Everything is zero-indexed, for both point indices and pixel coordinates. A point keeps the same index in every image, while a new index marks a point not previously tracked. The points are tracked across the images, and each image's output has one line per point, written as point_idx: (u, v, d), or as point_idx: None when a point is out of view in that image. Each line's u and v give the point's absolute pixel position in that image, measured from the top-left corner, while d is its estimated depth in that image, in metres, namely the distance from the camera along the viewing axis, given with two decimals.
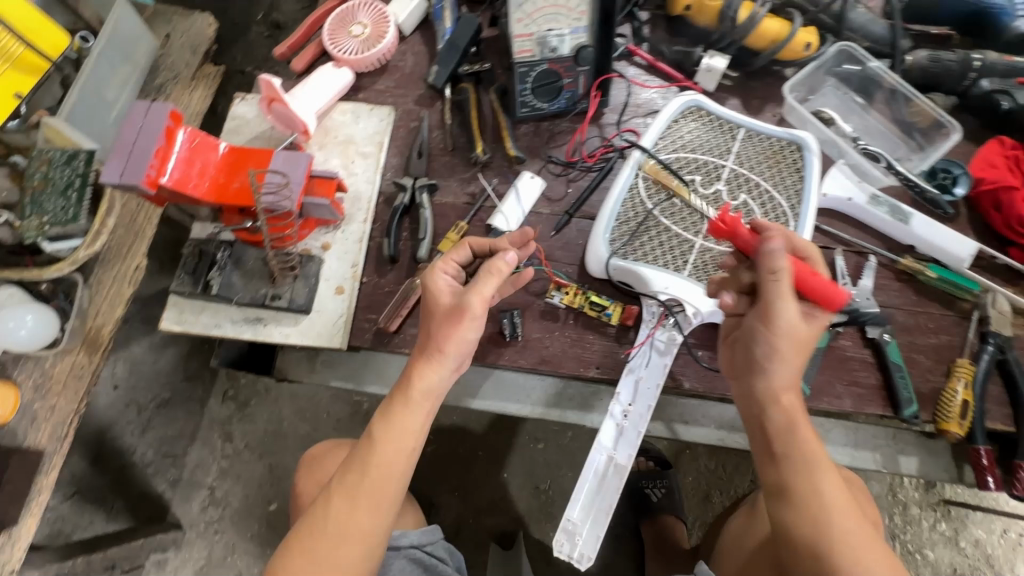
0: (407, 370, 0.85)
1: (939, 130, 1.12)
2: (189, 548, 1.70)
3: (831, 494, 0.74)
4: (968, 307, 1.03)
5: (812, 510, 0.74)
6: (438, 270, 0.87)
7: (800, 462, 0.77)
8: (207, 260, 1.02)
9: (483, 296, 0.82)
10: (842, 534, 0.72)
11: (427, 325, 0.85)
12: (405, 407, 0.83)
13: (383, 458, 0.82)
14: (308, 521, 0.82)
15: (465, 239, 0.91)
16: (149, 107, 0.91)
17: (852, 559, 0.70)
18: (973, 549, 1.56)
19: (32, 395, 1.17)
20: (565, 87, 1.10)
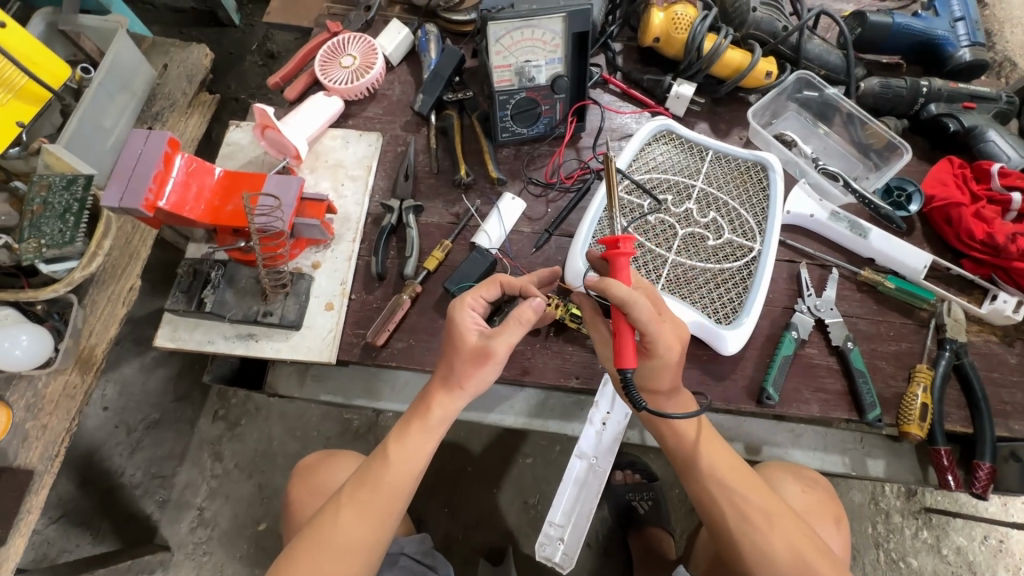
0: (426, 396, 0.89)
1: (893, 151, 1.19)
2: (176, 571, 1.68)
3: (734, 489, 0.87)
4: (926, 316, 1.09)
5: (707, 510, 0.88)
6: (467, 305, 0.88)
7: (686, 467, 0.91)
8: (201, 279, 1.05)
9: (508, 340, 0.84)
10: (733, 527, 0.85)
11: (450, 361, 0.87)
12: (422, 431, 0.88)
13: (398, 473, 0.86)
14: (313, 530, 0.84)
15: (497, 275, 0.91)
16: (150, 135, 0.96)
17: (756, 547, 0.83)
18: (955, 556, 1.59)
19: (24, 415, 1.18)
20: (543, 113, 1.17)
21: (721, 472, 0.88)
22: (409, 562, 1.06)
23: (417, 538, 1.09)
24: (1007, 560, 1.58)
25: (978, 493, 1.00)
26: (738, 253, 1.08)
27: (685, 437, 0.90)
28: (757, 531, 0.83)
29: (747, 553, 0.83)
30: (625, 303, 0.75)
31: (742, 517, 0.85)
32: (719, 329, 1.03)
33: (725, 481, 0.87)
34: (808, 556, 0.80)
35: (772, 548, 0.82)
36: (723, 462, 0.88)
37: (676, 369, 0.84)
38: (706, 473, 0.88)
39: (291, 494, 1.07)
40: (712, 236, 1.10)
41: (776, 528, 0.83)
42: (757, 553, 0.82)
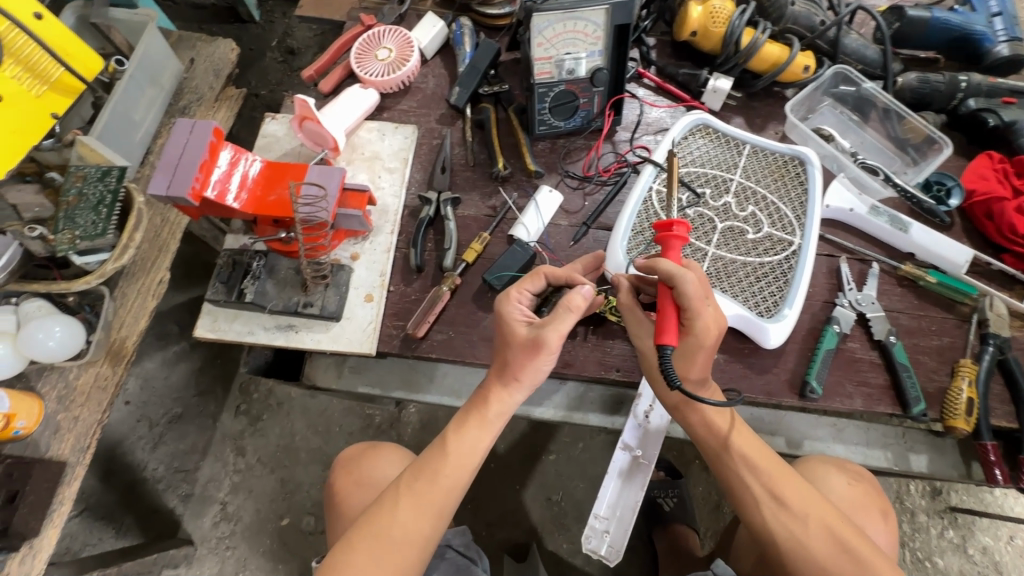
0: (483, 390, 0.89)
1: (931, 145, 1.19)
2: (199, 565, 1.68)
3: (774, 485, 0.84)
4: (967, 311, 1.08)
5: (740, 500, 0.86)
6: (513, 298, 0.89)
7: (717, 458, 0.89)
8: (241, 270, 1.06)
9: (558, 326, 0.83)
10: (769, 518, 0.83)
11: (504, 351, 0.87)
12: (479, 424, 0.88)
13: (458, 468, 0.86)
14: (369, 521, 0.84)
15: (540, 268, 0.93)
16: (195, 124, 0.96)
17: (794, 543, 0.81)
18: (981, 556, 1.57)
19: (55, 406, 1.19)
20: (581, 106, 1.17)
21: (755, 462, 0.86)
22: (456, 556, 1.05)
23: (461, 531, 1.10)
24: None
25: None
26: (779, 247, 1.08)
27: (717, 427, 0.88)
28: (795, 521, 0.82)
29: (784, 544, 0.82)
30: (672, 278, 0.78)
31: (779, 507, 0.83)
32: (762, 322, 1.02)
33: (759, 470, 0.86)
34: (848, 542, 0.79)
35: (811, 537, 0.81)
36: (757, 451, 0.87)
37: (709, 355, 0.82)
38: (739, 463, 0.87)
39: (335, 484, 1.06)
40: (752, 230, 1.09)
41: (813, 517, 0.82)
42: (794, 543, 0.81)
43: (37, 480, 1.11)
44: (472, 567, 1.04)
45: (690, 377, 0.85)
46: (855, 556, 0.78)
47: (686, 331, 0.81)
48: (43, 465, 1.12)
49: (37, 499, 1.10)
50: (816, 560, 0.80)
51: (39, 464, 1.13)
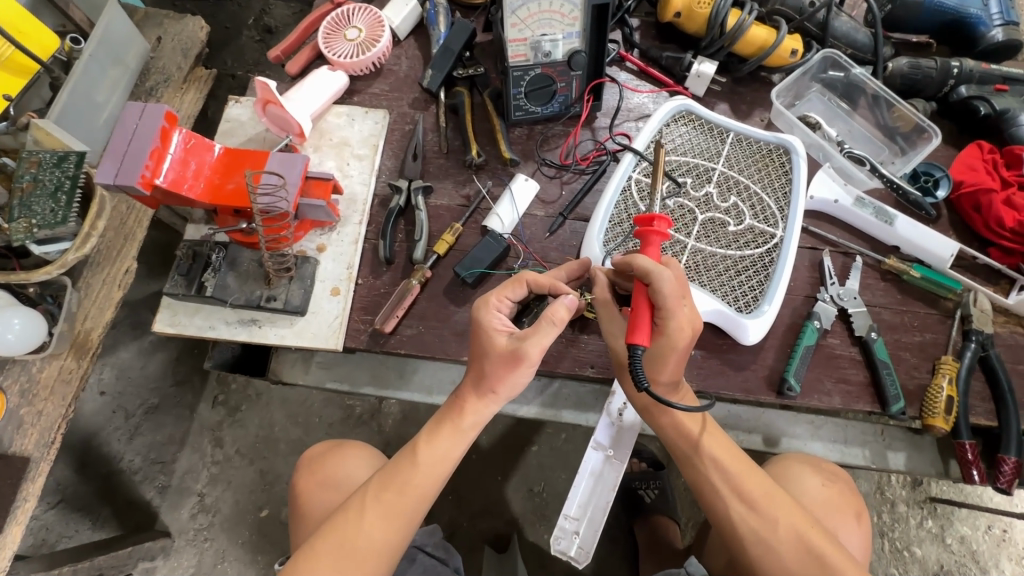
0: (459, 398, 0.87)
1: (920, 134, 1.15)
2: (177, 557, 1.66)
3: (743, 489, 0.82)
4: (951, 306, 1.06)
5: (710, 504, 0.85)
6: (492, 306, 0.86)
7: (688, 461, 0.87)
8: (201, 262, 1.01)
9: (541, 341, 0.80)
10: (740, 523, 0.81)
11: (481, 363, 0.84)
12: (453, 434, 0.86)
13: (428, 477, 0.84)
14: (334, 527, 0.82)
15: (522, 274, 0.88)
16: (145, 108, 0.91)
17: (761, 547, 0.80)
18: (958, 545, 1.55)
19: (18, 400, 1.14)
20: (558, 91, 1.11)
21: (726, 465, 0.84)
22: (426, 558, 1.04)
23: (429, 531, 1.08)
24: (1010, 550, 1.54)
25: (1002, 488, 0.98)
26: (760, 240, 1.04)
27: (687, 430, 0.86)
28: (765, 526, 0.80)
29: (754, 548, 0.80)
30: (647, 274, 0.75)
31: (749, 512, 0.81)
32: (740, 318, 0.99)
33: (730, 473, 0.84)
34: (819, 548, 0.78)
35: (780, 543, 0.79)
36: (727, 453, 0.85)
37: (681, 359, 0.80)
38: (709, 467, 0.85)
39: (300, 483, 1.05)
40: (733, 222, 1.05)
41: (784, 523, 0.80)
42: (763, 549, 0.80)
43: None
44: (439, 567, 1.04)
45: (661, 381, 0.83)
46: (823, 562, 0.77)
47: (658, 331, 0.78)
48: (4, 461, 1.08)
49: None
50: (782, 564, 0.79)
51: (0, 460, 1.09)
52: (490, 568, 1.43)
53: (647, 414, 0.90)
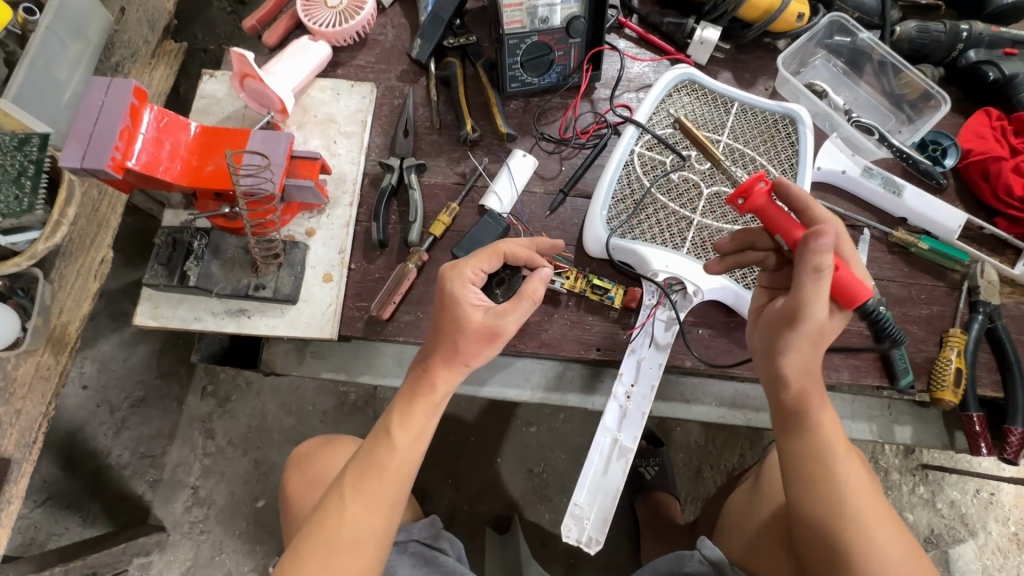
0: (428, 373, 0.82)
1: (928, 101, 1.12)
2: (173, 550, 1.62)
3: (855, 482, 0.75)
4: (958, 278, 1.04)
5: (816, 504, 0.75)
6: (466, 279, 0.82)
7: (805, 457, 0.77)
8: (183, 250, 0.95)
9: (517, 317, 0.80)
10: (849, 531, 0.72)
11: (452, 338, 0.80)
12: (425, 410, 0.82)
13: (405, 458, 0.81)
14: (317, 525, 0.78)
15: (499, 244, 0.86)
16: (110, 83, 0.83)
17: (867, 546, 0.71)
18: (948, 509, 1.57)
19: None
20: (556, 60, 1.05)
21: (845, 466, 0.75)
22: (421, 548, 1.01)
23: (428, 522, 1.05)
24: (997, 512, 1.57)
25: (1009, 458, 0.98)
26: None
27: (819, 423, 0.77)
28: (876, 525, 0.72)
29: (858, 559, 0.71)
30: (846, 234, 0.73)
31: (864, 521, 0.72)
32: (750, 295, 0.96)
33: (845, 466, 0.76)
34: (917, 567, 0.72)
35: (888, 559, 0.71)
36: (845, 444, 0.77)
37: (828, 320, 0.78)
38: (831, 456, 0.75)
39: (288, 482, 1.05)
40: None
41: (890, 526, 0.73)
42: (869, 561, 0.71)
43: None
44: (439, 557, 1.00)
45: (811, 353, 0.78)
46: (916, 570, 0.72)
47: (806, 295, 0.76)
48: None
49: None
50: (886, 567, 0.71)
51: None
52: (492, 550, 1.42)
53: (778, 398, 0.79)
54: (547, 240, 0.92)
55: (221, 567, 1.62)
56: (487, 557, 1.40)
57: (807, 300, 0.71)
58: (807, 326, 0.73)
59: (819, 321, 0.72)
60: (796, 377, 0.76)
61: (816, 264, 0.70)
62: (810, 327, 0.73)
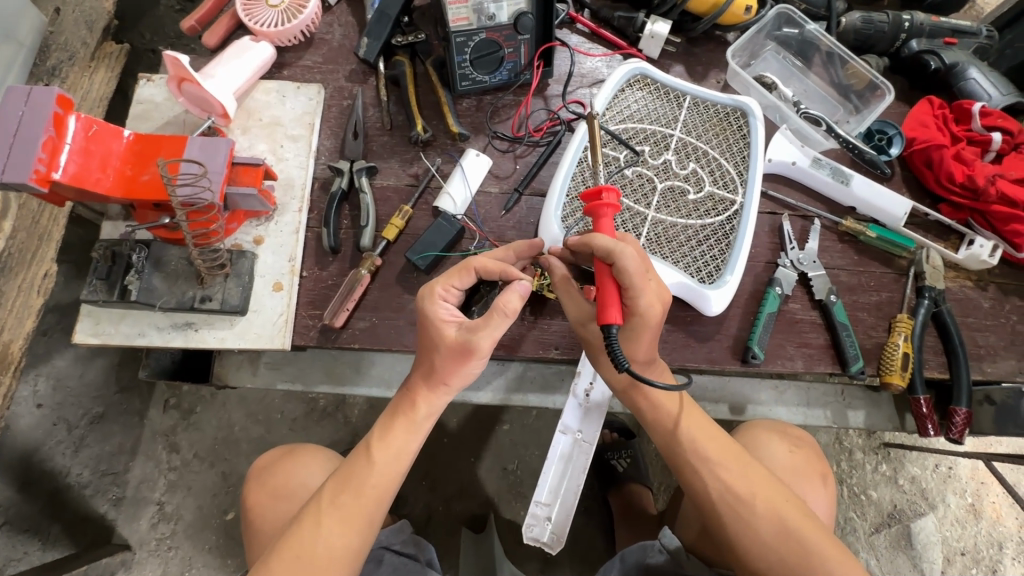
0: (410, 391, 0.83)
1: (874, 91, 1.13)
2: (140, 570, 1.48)
3: (720, 467, 0.83)
4: (905, 264, 1.07)
5: (689, 488, 0.85)
6: (438, 296, 0.80)
7: (668, 450, 0.87)
8: (122, 263, 0.91)
9: (491, 334, 0.76)
10: (719, 506, 0.82)
11: (430, 356, 0.80)
12: (406, 427, 0.82)
13: (384, 477, 0.80)
14: (288, 542, 0.77)
15: (471, 258, 0.81)
16: (30, 92, 0.79)
17: (742, 525, 0.80)
18: (910, 485, 1.60)
19: None
20: (506, 57, 1.04)
21: (704, 446, 0.84)
22: (394, 557, 1.01)
23: (396, 529, 1.05)
24: (955, 485, 1.60)
25: (953, 437, 1.02)
26: (720, 207, 1.01)
27: (662, 414, 0.86)
28: (744, 505, 0.81)
29: (735, 528, 0.81)
30: (611, 254, 0.71)
31: (728, 493, 0.81)
32: (703, 289, 0.97)
33: (708, 453, 0.84)
34: (796, 526, 0.78)
35: (760, 522, 0.80)
36: (704, 433, 0.85)
37: (656, 334, 0.77)
38: (688, 450, 0.84)
39: (250, 496, 1.01)
40: (692, 190, 1.02)
41: (762, 501, 0.81)
42: (742, 527, 0.80)
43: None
44: (411, 564, 1.01)
45: (637, 361, 0.80)
46: (800, 537, 0.78)
47: (629, 313, 0.75)
48: None
49: None
50: (762, 543, 0.79)
51: None
52: (467, 551, 1.40)
53: (635, 406, 0.89)
54: (525, 241, 0.87)
55: None
56: (462, 559, 1.37)
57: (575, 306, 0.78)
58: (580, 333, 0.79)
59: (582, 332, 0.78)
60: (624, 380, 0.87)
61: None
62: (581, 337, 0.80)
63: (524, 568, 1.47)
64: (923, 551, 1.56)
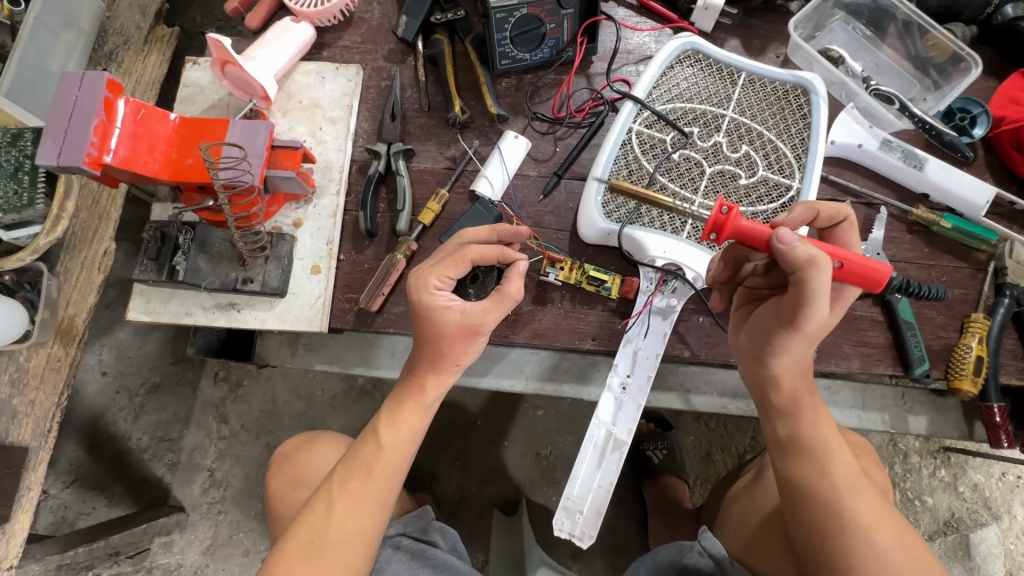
0: (417, 376, 0.83)
1: (957, 65, 1.02)
2: (194, 530, 1.54)
3: (849, 485, 0.76)
4: (983, 258, 0.97)
5: (813, 511, 0.76)
6: (433, 287, 0.78)
7: (801, 455, 0.79)
8: (170, 244, 0.94)
9: (497, 315, 0.78)
10: (849, 528, 0.74)
11: (435, 343, 0.79)
12: (416, 409, 0.83)
13: (392, 459, 0.81)
14: (303, 528, 0.78)
15: (470, 247, 0.78)
16: (84, 77, 0.82)
17: (867, 551, 0.73)
18: (971, 493, 1.49)
19: (8, 392, 1.00)
20: (548, 34, 0.99)
21: (844, 466, 0.78)
22: (411, 543, 0.99)
23: (416, 516, 1.03)
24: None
25: None
26: (775, 194, 0.94)
27: (813, 429, 0.80)
28: (877, 531, 0.74)
29: (856, 562, 0.73)
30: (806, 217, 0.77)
31: (865, 517, 0.74)
32: None
33: (848, 470, 0.78)
34: (920, 558, 0.73)
35: (891, 555, 0.73)
36: (840, 452, 0.79)
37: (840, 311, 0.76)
38: (829, 462, 0.78)
39: (272, 483, 1.06)
40: (744, 174, 0.95)
41: (893, 528, 0.74)
42: (871, 554, 0.73)
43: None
44: (429, 550, 0.98)
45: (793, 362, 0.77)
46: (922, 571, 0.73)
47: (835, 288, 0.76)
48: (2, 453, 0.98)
49: None
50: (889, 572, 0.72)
51: None
52: (498, 535, 1.40)
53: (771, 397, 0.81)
54: (510, 226, 0.84)
55: (239, 547, 1.54)
56: (494, 542, 1.38)
57: (808, 299, 0.68)
58: (810, 325, 0.71)
59: (821, 319, 0.71)
60: (789, 374, 0.78)
61: (808, 258, 0.67)
62: (812, 328, 0.72)
63: (555, 554, 1.46)
64: (983, 563, 1.45)
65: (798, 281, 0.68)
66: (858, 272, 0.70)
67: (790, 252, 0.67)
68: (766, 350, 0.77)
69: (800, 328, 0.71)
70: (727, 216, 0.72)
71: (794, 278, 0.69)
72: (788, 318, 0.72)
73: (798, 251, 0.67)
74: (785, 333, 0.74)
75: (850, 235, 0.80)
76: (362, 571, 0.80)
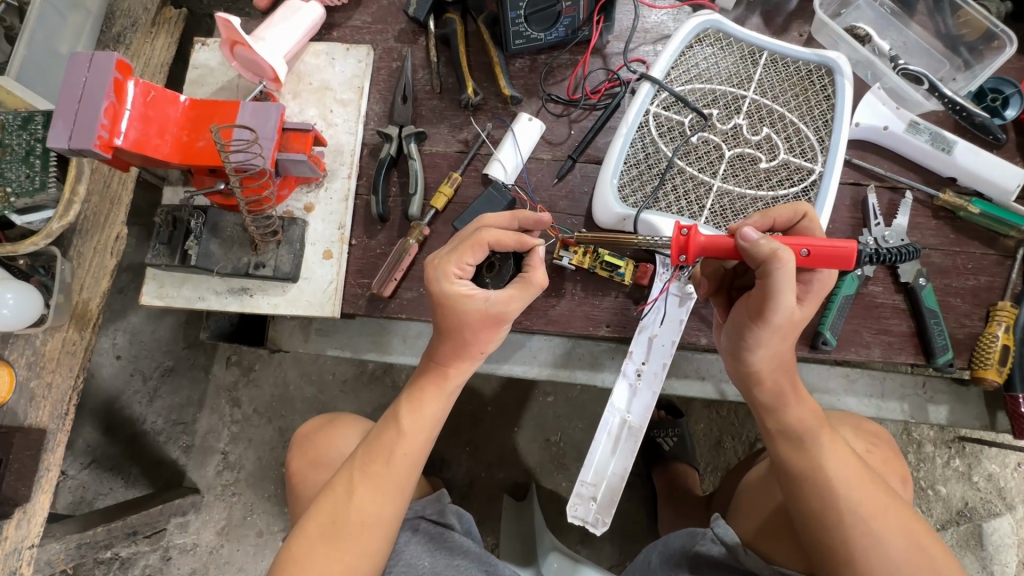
0: (438, 363, 0.83)
1: (990, 43, 0.97)
2: (209, 511, 1.56)
3: (845, 473, 0.75)
4: (1011, 245, 0.94)
5: (809, 506, 0.76)
6: (453, 275, 0.77)
7: (794, 447, 0.78)
8: (182, 228, 0.92)
9: (523, 303, 0.77)
10: (847, 518, 0.73)
11: (458, 332, 0.78)
12: (436, 395, 0.83)
13: (413, 444, 0.81)
14: (325, 508, 0.79)
15: (483, 231, 0.76)
16: (93, 57, 0.81)
17: (868, 541, 0.72)
18: (986, 483, 1.47)
19: (27, 373, 1.02)
20: (563, 12, 0.98)
21: (838, 457, 0.76)
22: (429, 527, 0.99)
23: (434, 498, 1.01)
24: None
25: None
26: (796, 177, 0.91)
27: (801, 421, 0.78)
28: (876, 519, 0.73)
29: (858, 553, 0.73)
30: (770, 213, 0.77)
31: (861, 507, 0.73)
32: None
33: (844, 461, 0.76)
34: (924, 543, 0.73)
35: (892, 543, 0.72)
36: (833, 441, 0.77)
37: (817, 297, 0.75)
38: (821, 452, 0.77)
39: (292, 462, 1.06)
40: (765, 158, 0.92)
41: (894, 515, 0.74)
42: (871, 542, 0.72)
43: (18, 448, 0.97)
44: (447, 534, 0.98)
45: (779, 351, 0.75)
46: (927, 555, 0.73)
47: (805, 277, 0.75)
48: (23, 434, 0.98)
49: (19, 468, 0.97)
50: (892, 560, 0.72)
51: (17, 433, 0.98)
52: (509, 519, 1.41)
53: (754, 394, 0.80)
54: (531, 213, 0.80)
55: (253, 528, 1.56)
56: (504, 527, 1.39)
57: (774, 294, 0.68)
58: (779, 318, 0.70)
59: (789, 311, 0.70)
60: (769, 368, 0.77)
61: (771, 251, 0.67)
62: (781, 320, 0.71)
63: (564, 539, 1.47)
64: (996, 553, 1.44)
65: (763, 275, 0.68)
66: (825, 259, 0.69)
67: (753, 247, 0.68)
68: (739, 345, 0.77)
69: (767, 320, 0.70)
70: (687, 236, 0.73)
71: (759, 273, 0.69)
72: (756, 312, 0.72)
73: (761, 246, 0.67)
74: (757, 328, 0.73)
75: (816, 230, 0.77)
76: (381, 554, 0.80)
